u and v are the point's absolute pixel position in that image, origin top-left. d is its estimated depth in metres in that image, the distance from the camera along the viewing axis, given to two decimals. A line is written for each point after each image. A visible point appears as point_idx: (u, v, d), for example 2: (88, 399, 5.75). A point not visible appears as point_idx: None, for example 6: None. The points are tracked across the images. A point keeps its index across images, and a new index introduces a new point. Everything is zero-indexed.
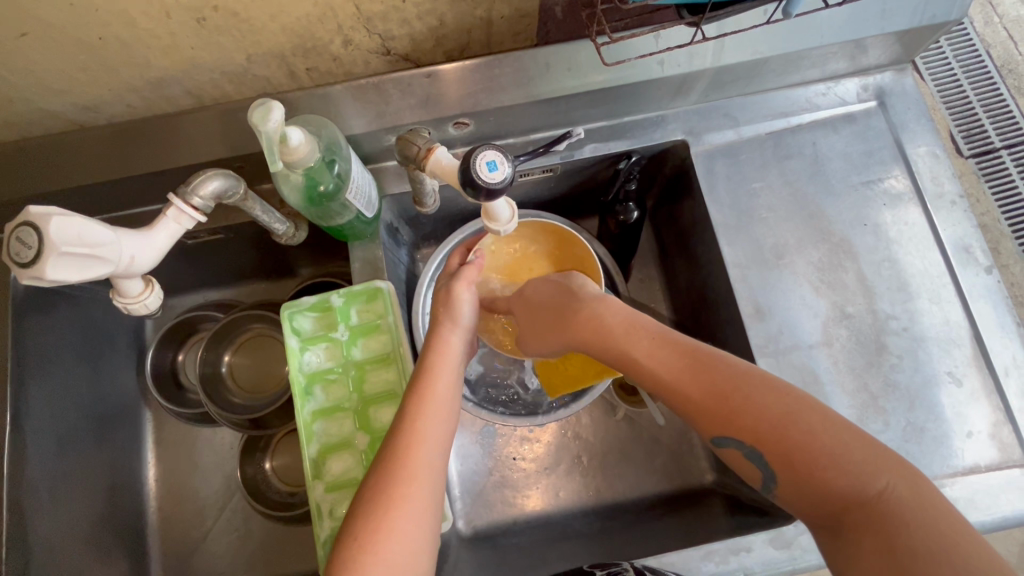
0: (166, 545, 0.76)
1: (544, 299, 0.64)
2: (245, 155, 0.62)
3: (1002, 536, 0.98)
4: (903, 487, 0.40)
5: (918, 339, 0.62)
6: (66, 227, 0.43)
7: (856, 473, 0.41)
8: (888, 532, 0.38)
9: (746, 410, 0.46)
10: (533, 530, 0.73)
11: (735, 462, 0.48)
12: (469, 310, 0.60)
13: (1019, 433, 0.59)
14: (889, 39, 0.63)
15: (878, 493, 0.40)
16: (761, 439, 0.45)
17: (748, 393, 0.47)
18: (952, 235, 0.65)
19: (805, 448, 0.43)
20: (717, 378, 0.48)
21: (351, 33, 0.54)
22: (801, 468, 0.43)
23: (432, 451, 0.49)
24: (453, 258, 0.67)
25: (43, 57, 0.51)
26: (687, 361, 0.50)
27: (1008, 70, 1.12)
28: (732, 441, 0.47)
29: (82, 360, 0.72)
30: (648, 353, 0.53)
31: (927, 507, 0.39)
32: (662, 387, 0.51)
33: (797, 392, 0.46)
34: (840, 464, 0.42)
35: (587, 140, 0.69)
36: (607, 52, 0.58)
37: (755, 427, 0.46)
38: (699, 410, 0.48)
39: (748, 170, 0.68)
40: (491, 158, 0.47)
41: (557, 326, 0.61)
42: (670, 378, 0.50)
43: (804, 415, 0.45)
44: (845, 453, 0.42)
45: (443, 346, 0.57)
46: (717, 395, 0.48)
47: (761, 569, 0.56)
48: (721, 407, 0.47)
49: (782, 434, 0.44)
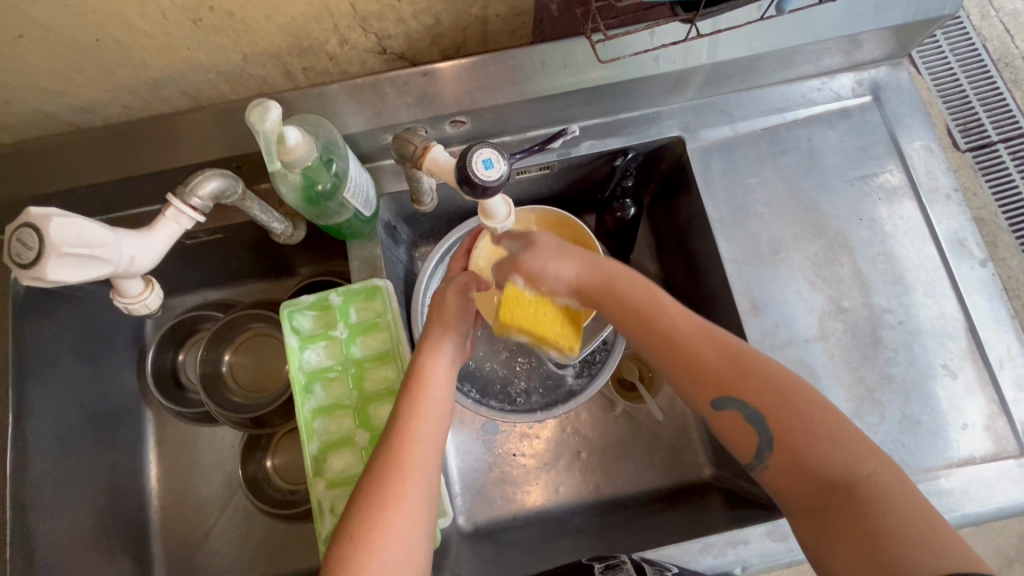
0: (169, 544, 0.76)
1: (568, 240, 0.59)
2: (242, 155, 0.62)
3: (1000, 528, 0.99)
4: (888, 475, 0.42)
5: (914, 332, 0.62)
6: (67, 228, 0.43)
7: (847, 456, 0.43)
8: (873, 514, 0.39)
9: (753, 375, 0.48)
10: (533, 525, 0.74)
11: (729, 426, 0.48)
12: (459, 317, 0.58)
13: (1013, 425, 0.59)
14: (883, 34, 0.63)
15: (865, 477, 0.41)
16: (767, 403, 0.46)
17: (752, 371, 0.48)
18: (947, 228, 0.65)
19: (806, 422, 0.45)
20: (729, 346, 0.50)
21: (347, 33, 0.54)
22: (796, 444, 0.44)
23: (422, 455, 0.49)
24: (455, 262, 0.65)
25: (39, 58, 0.51)
26: (699, 325, 0.51)
27: (1004, 63, 1.12)
28: (735, 403, 0.47)
29: (83, 360, 0.72)
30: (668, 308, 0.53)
31: (910, 494, 0.41)
32: (671, 346, 0.51)
33: (795, 378, 0.47)
34: (835, 443, 0.43)
35: (583, 137, 0.69)
36: (603, 49, 0.59)
37: (762, 391, 0.47)
38: (706, 367, 0.49)
39: (744, 165, 0.68)
40: (487, 156, 0.47)
41: (580, 258, 0.57)
42: (682, 339, 0.51)
43: (802, 389, 0.47)
44: (841, 435, 0.44)
45: (438, 348, 0.56)
46: (727, 356, 0.49)
47: (759, 561, 0.57)
48: (730, 369, 0.48)
49: (786, 398, 0.46)
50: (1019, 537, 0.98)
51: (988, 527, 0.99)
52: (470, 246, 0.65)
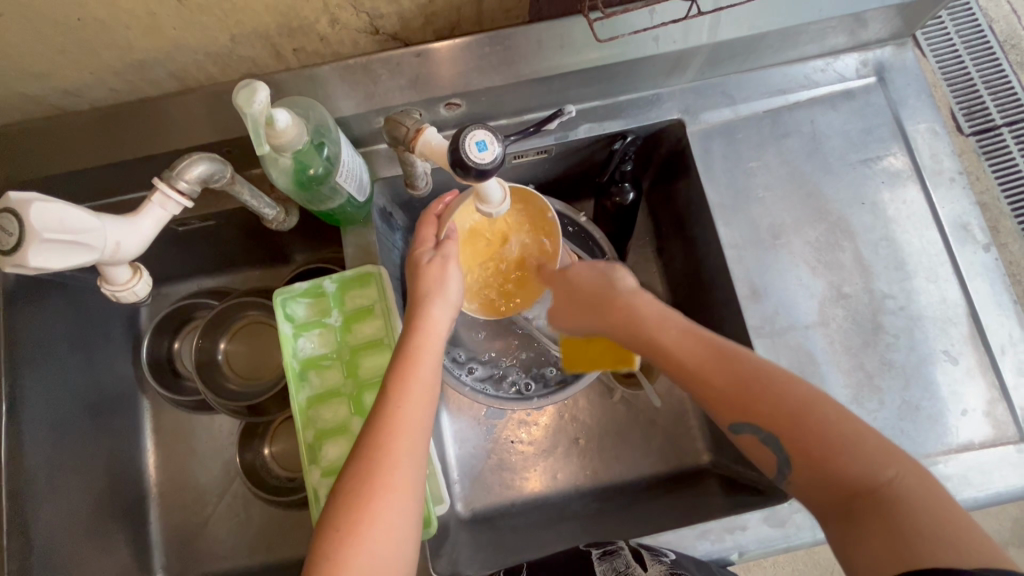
0: (169, 530, 0.76)
1: (584, 284, 0.60)
2: (232, 139, 0.61)
3: (996, 513, 1.00)
4: (911, 478, 0.41)
5: (915, 318, 0.62)
6: (47, 213, 0.42)
7: (867, 462, 0.42)
8: (897, 512, 0.40)
9: (766, 397, 0.47)
10: (531, 510, 0.74)
11: (752, 450, 0.48)
12: (457, 283, 0.57)
13: (1013, 411, 0.59)
14: (890, 12, 0.61)
15: (886, 481, 0.41)
16: (777, 424, 0.46)
17: (766, 384, 0.48)
18: (951, 213, 0.64)
19: (819, 433, 0.44)
20: (740, 369, 0.49)
21: (338, 12, 0.53)
22: (812, 458, 0.44)
23: (412, 444, 0.48)
24: (425, 227, 0.61)
25: (20, 38, 0.50)
26: (711, 352, 0.50)
27: (1010, 45, 1.10)
28: (749, 427, 0.48)
29: (77, 348, 0.71)
30: (675, 344, 0.52)
31: (933, 495, 0.40)
32: (685, 374, 0.51)
33: (812, 389, 0.47)
34: (852, 451, 0.43)
35: (581, 120, 0.68)
36: (600, 28, 0.57)
37: (772, 415, 0.47)
38: (720, 397, 0.49)
39: (745, 148, 0.67)
40: (480, 138, 0.46)
41: (592, 305, 0.59)
42: (697, 366, 0.50)
43: (821, 405, 0.46)
44: (857, 442, 0.43)
45: (433, 324, 0.54)
46: (738, 383, 0.48)
47: (756, 547, 0.57)
48: (740, 395, 0.48)
49: (800, 418, 0.46)
50: (1015, 521, 0.99)
51: (984, 514, 1.00)
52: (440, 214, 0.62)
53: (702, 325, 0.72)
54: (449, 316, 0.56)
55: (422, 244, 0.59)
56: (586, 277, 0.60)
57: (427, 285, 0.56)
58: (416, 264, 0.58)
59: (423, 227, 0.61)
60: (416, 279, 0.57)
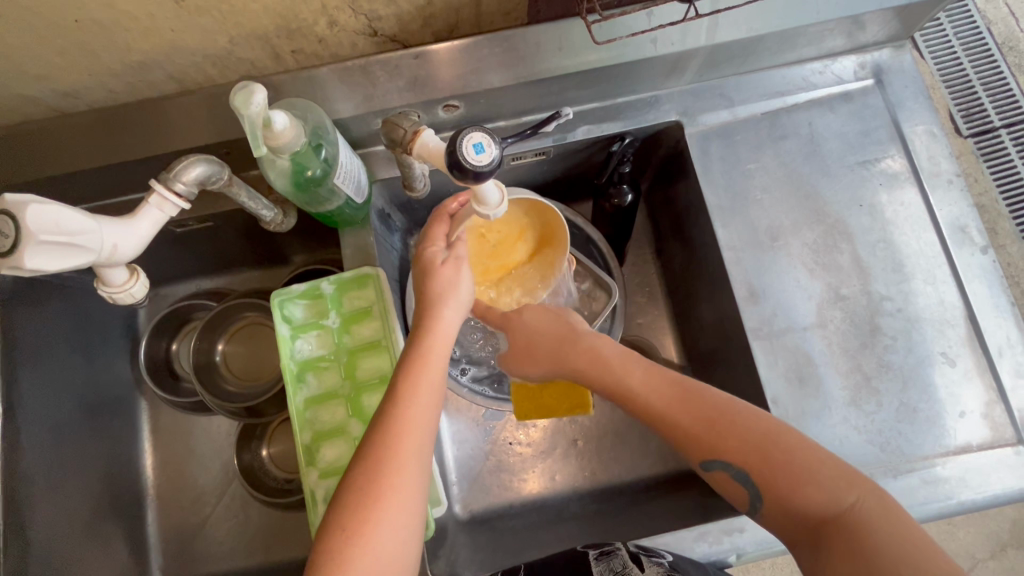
0: (166, 532, 0.76)
1: (543, 330, 0.60)
2: (231, 141, 0.61)
3: (994, 514, 1.00)
4: (871, 501, 0.43)
5: (913, 320, 0.62)
6: (44, 215, 0.42)
7: (828, 488, 0.44)
8: (861, 536, 0.42)
9: (733, 433, 0.48)
10: (529, 512, 0.74)
11: (721, 484, 0.49)
12: (468, 281, 0.54)
13: (1011, 412, 0.59)
14: (887, 15, 0.61)
15: (847, 506, 0.43)
16: (746, 458, 0.47)
17: (731, 418, 0.49)
18: (949, 215, 0.65)
19: (784, 465, 0.46)
20: (703, 407, 0.50)
21: (337, 14, 0.53)
22: (778, 489, 0.46)
23: (417, 451, 0.47)
24: (437, 225, 0.56)
25: (18, 40, 0.50)
26: (675, 391, 0.52)
27: (1008, 47, 1.10)
28: (720, 464, 0.49)
29: (74, 350, 0.71)
30: (642, 385, 0.53)
31: (893, 517, 0.42)
32: (653, 416, 0.52)
33: (771, 418, 0.49)
34: (816, 479, 0.45)
35: (579, 122, 0.68)
36: (599, 30, 0.57)
37: (741, 448, 0.48)
38: (688, 437, 0.50)
39: (743, 150, 0.67)
40: (477, 140, 0.46)
41: (550, 352, 0.59)
42: (664, 409, 0.52)
43: (783, 435, 0.47)
44: (818, 470, 0.45)
45: (442, 323, 0.52)
46: (705, 420, 0.49)
47: (754, 549, 0.57)
48: (709, 433, 0.49)
49: (767, 450, 0.47)
50: (1013, 522, 0.99)
51: (982, 514, 1.00)
52: (453, 212, 0.57)
53: (701, 326, 0.72)
54: (459, 316, 0.54)
55: (433, 241, 0.55)
56: (543, 323, 0.60)
57: (439, 286, 0.53)
58: (427, 262, 0.54)
59: (434, 224, 0.57)
60: (427, 278, 0.53)
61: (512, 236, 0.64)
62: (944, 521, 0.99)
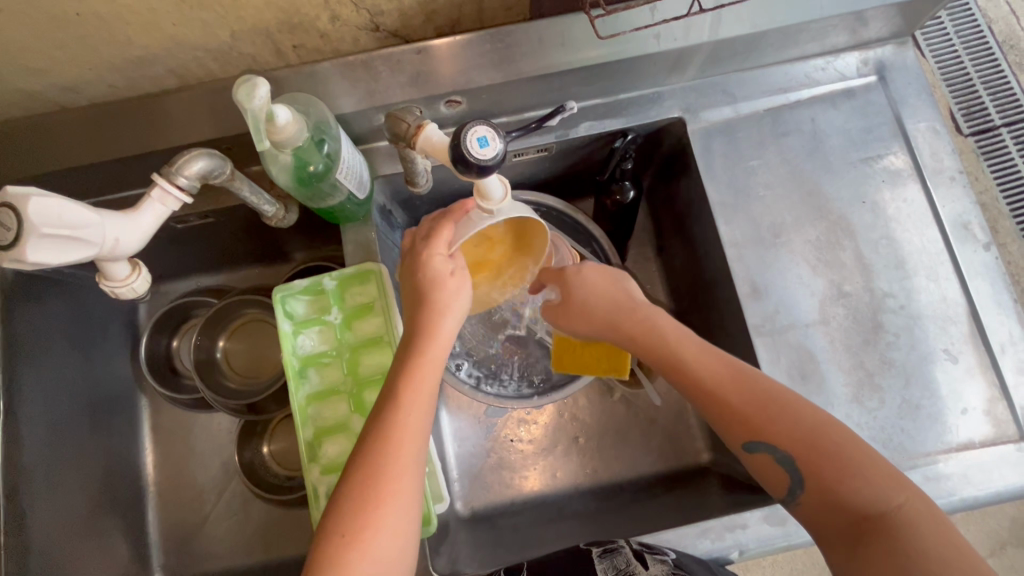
0: (167, 529, 0.76)
1: (597, 291, 0.61)
2: (231, 136, 0.61)
3: (994, 512, 1.00)
4: (920, 504, 0.43)
5: (915, 317, 0.62)
6: (46, 207, 0.42)
7: (878, 489, 0.44)
8: (902, 540, 0.42)
9: (784, 419, 0.49)
10: (530, 508, 0.74)
11: (765, 469, 0.50)
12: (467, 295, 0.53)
13: (1013, 410, 0.59)
14: (890, 12, 0.61)
15: (896, 507, 0.43)
16: (796, 445, 0.48)
17: (785, 405, 0.49)
18: (951, 212, 0.64)
19: (835, 457, 0.46)
20: (756, 390, 0.50)
21: (339, 8, 0.53)
22: (825, 479, 0.46)
23: (412, 459, 0.47)
24: (442, 232, 0.53)
25: (19, 34, 0.49)
26: (730, 372, 0.52)
27: (1009, 46, 1.10)
28: (765, 446, 0.49)
29: (75, 346, 0.71)
30: (696, 359, 0.53)
31: (939, 522, 0.42)
32: (703, 392, 0.52)
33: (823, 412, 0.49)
34: (865, 474, 0.45)
35: (582, 118, 0.68)
36: (602, 26, 0.57)
37: (790, 434, 0.48)
38: (737, 415, 0.50)
39: (745, 147, 0.67)
40: (482, 134, 0.46)
41: (606, 313, 0.60)
42: (717, 387, 0.52)
43: (834, 429, 0.48)
44: (868, 466, 0.45)
45: (441, 328, 0.52)
46: (758, 402, 0.50)
47: (757, 545, 0.57)
48: (759, 416, 0.50)
49: (818, 442, 0.47)
50: (1013, 520, 0.99)
51: (983, 512, 1.00)
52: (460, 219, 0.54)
53: (703, 323, 0.72)
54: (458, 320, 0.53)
55: (433, 253, 0.53)
56: (599, 286, 0.61)
57: (444, 296, 0.52)
58: (431, 271, 0.52)
59: (439, 227, 0.54)
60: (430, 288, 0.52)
61: (496, 234, 0.61)
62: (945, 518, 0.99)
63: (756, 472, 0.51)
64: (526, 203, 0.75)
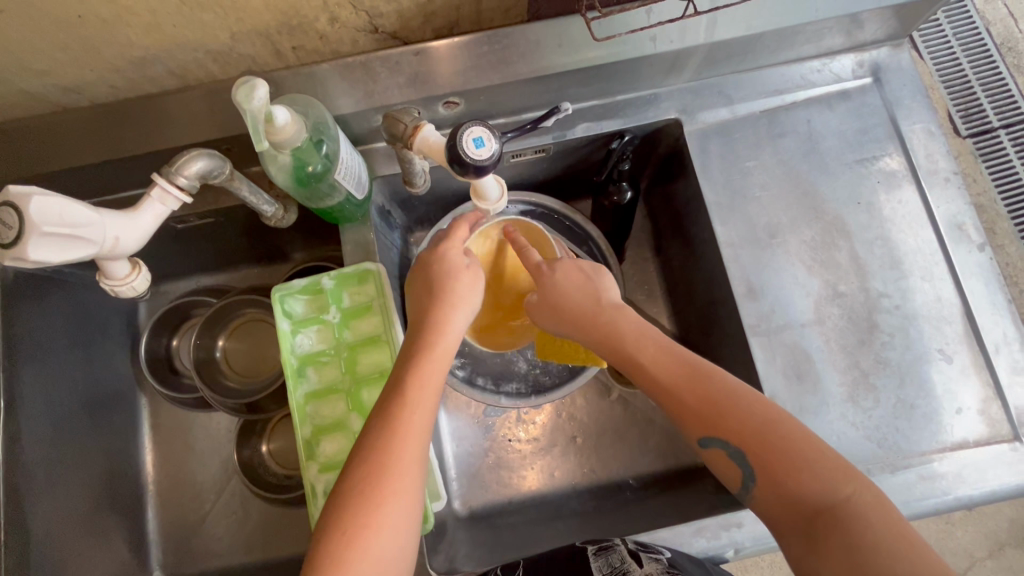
0: (166, 527, 0.77)
1: (571, 290, 0.59)
2: (231, 137, 0.61)
3: (993, 512, 1.00)
4: (868, 495, 0.43)
5: (910, 318, 0.62)
6: (45, 206, 0.42)
7: (826, 481, 0.44)
8: (853, 532, 0.41)
9: (732, 415, 0.49)
10: (527, 507, 0.74)
11: (717, 464, 0.50)
12: (478, 292, 0.57)
13: (1008, 409, 0.59)
14: (885, 14, 0.62)
15: (844, 499, 0.43)
16: (745, 441, 0.48)
17: (732, 402, 0.49)
18: (945, 213, 0.65)
19: (783, 452, 0.46)
20: (707, 387, 0.51)
21: (338, 10, 0.53)
22: (773, 473, 0.46)
23: (419, 444, 0.48)
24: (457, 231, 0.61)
25: (21, 36, 0.50)
26: (683, 370, 0.52)
27: (1007, 48, 1.11)
28: (718, 442, 0.49)
29: (75, 345, 0.71)
30: (652, 360, 0.53)
31: (886, 513, 0.42)
32: (657, 390, 0.52)
33: (770, 406, 0.49)
34: (813, 469, 0.45)
35: (579, 119, 0.68)
36: (599, 28, 0.58)
37: (740, 432, 0.48)
38: (688, 413, 0.51)
39: (741, 148, 0.67)
40: (477, 134, 0.47)
41: (575, 312, 0.58)
42: (670, 385, 0.52)
43: (782, 423, 0.48)
44: (817, 459, 0.46)
45: (447, 325, 0.54)
46: (708, 400, 0.50)
47: (752, 544, 0.57)
48: (709, 412, 0.50)
49: (765, 437, 0.47)
50: (1012, 521, 1.00)
51: (981, 512, 1.01)
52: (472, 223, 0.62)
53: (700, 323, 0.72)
54: (464, 318, 0.56)
55: (450, 247, 0.59)
56: (573, 286, 0.59)
57: (457, 293, 0.56)
58: (446, 265, 0.57)
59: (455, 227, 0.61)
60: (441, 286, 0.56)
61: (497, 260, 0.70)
62: (944, 518, 1.00)
63: (718, 473, 0.51)
64: (525, 204, 0.75)
